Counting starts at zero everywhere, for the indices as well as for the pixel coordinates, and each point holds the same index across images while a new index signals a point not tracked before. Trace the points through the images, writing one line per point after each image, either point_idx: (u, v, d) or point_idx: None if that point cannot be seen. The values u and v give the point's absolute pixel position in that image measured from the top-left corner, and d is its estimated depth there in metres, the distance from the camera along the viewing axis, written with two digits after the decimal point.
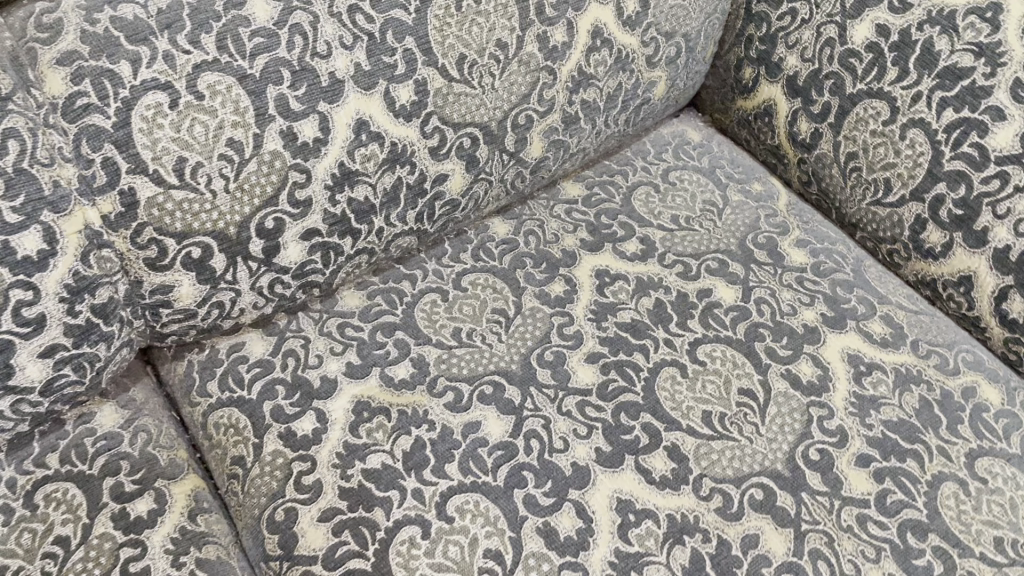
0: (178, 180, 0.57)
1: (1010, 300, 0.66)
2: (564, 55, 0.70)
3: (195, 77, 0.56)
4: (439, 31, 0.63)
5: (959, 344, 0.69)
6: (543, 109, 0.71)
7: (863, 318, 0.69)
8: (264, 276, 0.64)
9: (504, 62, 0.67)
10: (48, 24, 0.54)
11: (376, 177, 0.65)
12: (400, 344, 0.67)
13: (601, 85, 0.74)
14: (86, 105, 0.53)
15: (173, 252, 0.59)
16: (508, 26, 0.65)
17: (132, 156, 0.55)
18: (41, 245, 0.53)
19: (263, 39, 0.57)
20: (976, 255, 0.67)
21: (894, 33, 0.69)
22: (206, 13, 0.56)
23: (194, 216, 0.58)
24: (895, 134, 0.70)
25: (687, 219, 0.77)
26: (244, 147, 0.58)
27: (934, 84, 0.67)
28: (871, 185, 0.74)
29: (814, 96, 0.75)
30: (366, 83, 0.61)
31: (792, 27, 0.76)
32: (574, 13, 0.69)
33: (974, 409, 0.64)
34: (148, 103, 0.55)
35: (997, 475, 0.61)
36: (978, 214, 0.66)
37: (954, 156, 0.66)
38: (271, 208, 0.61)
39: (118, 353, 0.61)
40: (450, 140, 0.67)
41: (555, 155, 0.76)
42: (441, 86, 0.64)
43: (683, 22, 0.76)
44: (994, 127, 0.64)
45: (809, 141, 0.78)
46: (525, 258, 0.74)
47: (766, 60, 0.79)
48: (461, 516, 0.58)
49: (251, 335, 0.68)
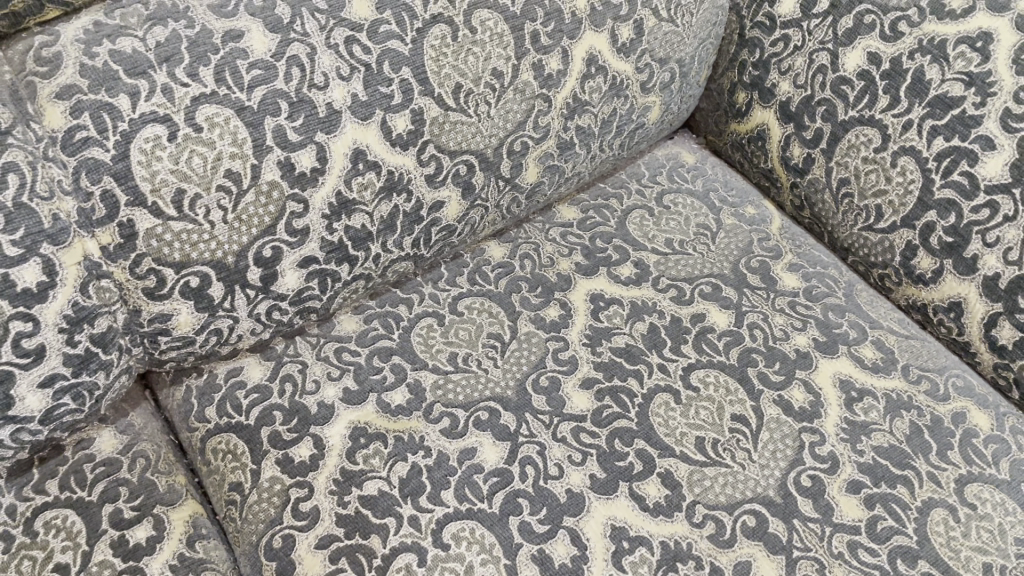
0: (177, 212, 0.57)
1: (999, 327, 0.67)
2: (559, 83, 0.70)
3: (193, 110, 0.56)
4: (435, 61, 0.63)
5: (950, 369, 0.70)
6: (539, 135, 0.72)
7: (854, 343, 0.70)
8: (262, 303, 0.65)
9: (500, 91, 0.67)
10: (48, 58, 0.55)
11: (373, 205, 0.65)
12: (396, 369, 0.68)
13: (596, 111, 0.75)
14: (86, 138, 0.54)
15: (172, 281, 0.59)
16: (503, 55, 0.66)
17: (131, 188, 0.55)
18: (41, 277, 0.53)
19: (260, 71, 0.58)
20: (966, 282, 0.68)
21: (885, 61, 0.70)
22: (204, 46, 0.57)
23: (193, 246, 0.59)
24: (886, 161, 0.71)
25: (681, 243, 0.77)
26: (242, 178, 0.58)
27: (924, 112, 0.68)
28: (863, 210, 0.74)
29: (806, 121, 0.76)
30: (364, 113, 0.62)
31: (785, 53, 0.76)
32: (570, 42, 0.69)
33: (964, 435, 0.65)
34: (147, 136, 0.55)
35: (986, 501, 0.61)
36: (968, 241, 0.67)
37: (944, 184, 0.67)
38: (270, 237, 0.61)
39: (117, 381, 0.62)
40: (446, 168, 0.68)
41: (550, 180, 0.77)
42: (437, 115, 0.65)
43: (677, 48, 0.77)
44: (983, 156, 0.65)
45: (802, 165, 0.78)
46: (521, 281, 0.74)
47: (760, 86, 0.79)
48: (457, 543, 0.58)
49: (249, 360, 0.68)
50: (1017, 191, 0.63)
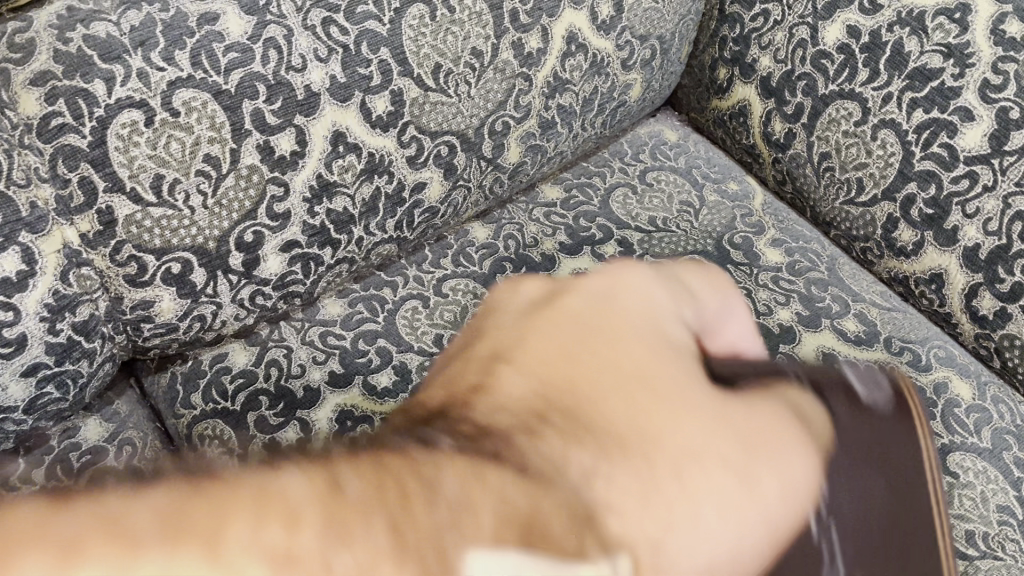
0: (156, 198, 0.57)
1: (980, 297, 0.68)
2: (539, 61, 0.70)
3: (170, 94, 0.55)
4: (414, 41, 0.63)
5: (931, 339, 0.71)
6: (520, 114, 0.72)
7: (837, 316, 0.71)
8: (245, 288, 0.64)
9: (479, 70, 0.67)
10: (21, 43, 0.53)
11: (354, 187, 0.65)
12: (382, 352, 0.68)
13: (577, 89, 0.75)
14: (62, 125, 0.53)
15: (153, 268, 0.59)
16: (482, 34, 0.66)
17: (109, 175, 0.55)
18: (20, 265, 0.52)
19: (237, 54, 0.57)
20: (947, 253, 0.69)
21: (865, 34, 0.69)
22: (180, 30, 0.56)
23: (173, 232, 0.58)
24: (867, 134, 0.71)
25: (664, 220, 0.78)
26: (221, 163, 0.58)
27: (904, 85, 0.68)
28: (844, 184, 0.75)
29: (787, 96, 0.76)
30: (343, 95, 0.61)
31: (765, 28, 0.76)
32: (549, 19, 0.69)
33: (946, 404, 0.66)
34: (124, 121, 0.54)
35: (968, 469, 0.62)
36: (948, 212, 0.68)
37: (925, 156, 0.68)
38: (251, 221, 0.61)
39: (101, 369, 0.61)
40: (427, 149, 0.67)
41: (533, 160, 0.76)
42: (418, 96, 0.64)
43: (658, 24, 0.77)
44: (963, 127, 0.65)
45: (783, 140, 0.79)
46: (505, 262, 0.74)
47: (741, 61, 0.79)
48: None
49: (233, 345, 0.68)
50: (996, 161, 0.64)
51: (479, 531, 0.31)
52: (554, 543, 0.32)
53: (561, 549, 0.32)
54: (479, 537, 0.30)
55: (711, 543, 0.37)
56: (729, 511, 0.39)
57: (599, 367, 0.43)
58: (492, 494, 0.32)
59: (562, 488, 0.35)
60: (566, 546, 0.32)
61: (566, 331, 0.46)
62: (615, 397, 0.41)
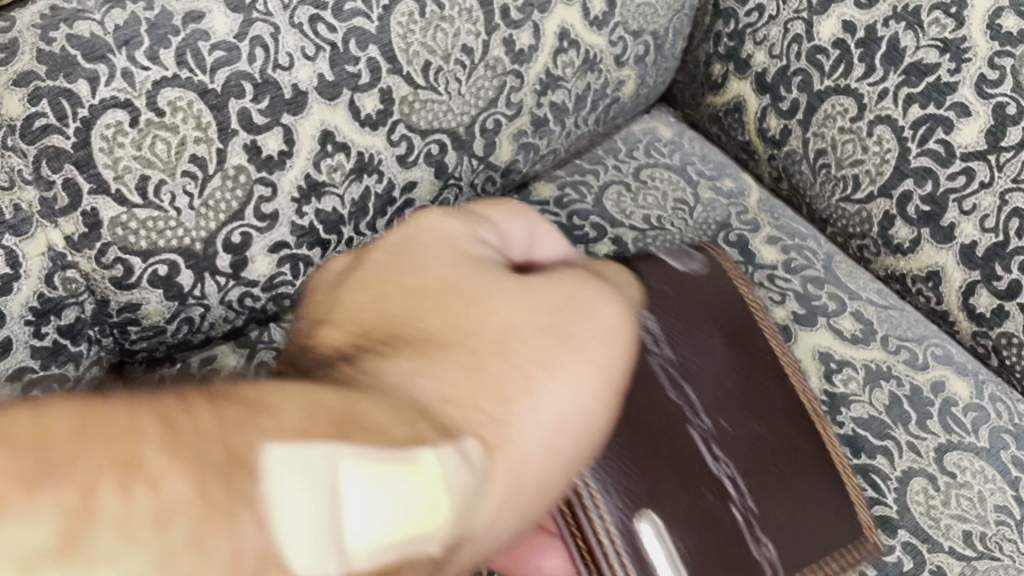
0: (141, 199, 0.56)
1: (977, 295, 0.68)
2: (530, 58, 0.69)
3: (155, 94, 0.54)
4: (403, 38, 0.62)
5: (929, 338, 0.70)
6: (512, 111, 0.71)
7: (833, 315, 0.70)
8: (233, 290, 0.63)
9: (470, 67, 0.66)
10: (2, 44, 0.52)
11: (343, 187, 0.64)
12: None
13: (570, 86, 0.74)
14: (45, 126, 0.52)
15: (140, 270, 0.58)
16: (473, 31, 0.65)
17: (93, 176, 0.54)
18: (4, 269, 0.52)
19: (224, 53, 0.56)
20: (944, 251, 0.68)
21: (860, 29, 0.69)
22: (164, 28, 0.55)
23: (159, 233, 0.57)
24: (863, 130, 0.70)
25: (658, 219, 0.77)
26: (207, 163, 0.57)
27: (900, 80, 0.67)
28: (840, 180, 0.74)
29: (782, 92, 0.75)
30: (331, 93, 0.60)
31: (759, 23, 0.75)
32: (540, 15, 0.68)
33: (944, 403, 0.65)
34: (108, 121, 0.53)
35: (965, 469, 0.62)
36: (945, 210, 0.67)
37: (921, 153, 0.67)
38: (238, 222, 0.60)
39: (89, 374, 0.59)
40: (418, 147, 0.67)
41: (526, 158, 0.76)
42: (407, 94, 0.64)
43: (651, 19, 0.76)
44: (959, 124, 0.65)
45: (778, 137, 0.77)
46: None
47: (735, 57, 0.78)
48: None
49: (222, 347, 0.68)
50: (993, 157, 0.64)
51: (280, 427, 0.26)
52: (377, 432, 0.30)
53: (387, 439, 0.30)
54: (279, 432, 0.26)
55: (557, 406, 0.37)
56: (564, 377, 0.38)
57: (402, 297, 0.39)
58: (312, 410, 0.28)
59: (387, 396, 0.32)
60: (398, 436, 0.30)
61: (359, 291, 0.40)
62: (440, 317, 0.38)
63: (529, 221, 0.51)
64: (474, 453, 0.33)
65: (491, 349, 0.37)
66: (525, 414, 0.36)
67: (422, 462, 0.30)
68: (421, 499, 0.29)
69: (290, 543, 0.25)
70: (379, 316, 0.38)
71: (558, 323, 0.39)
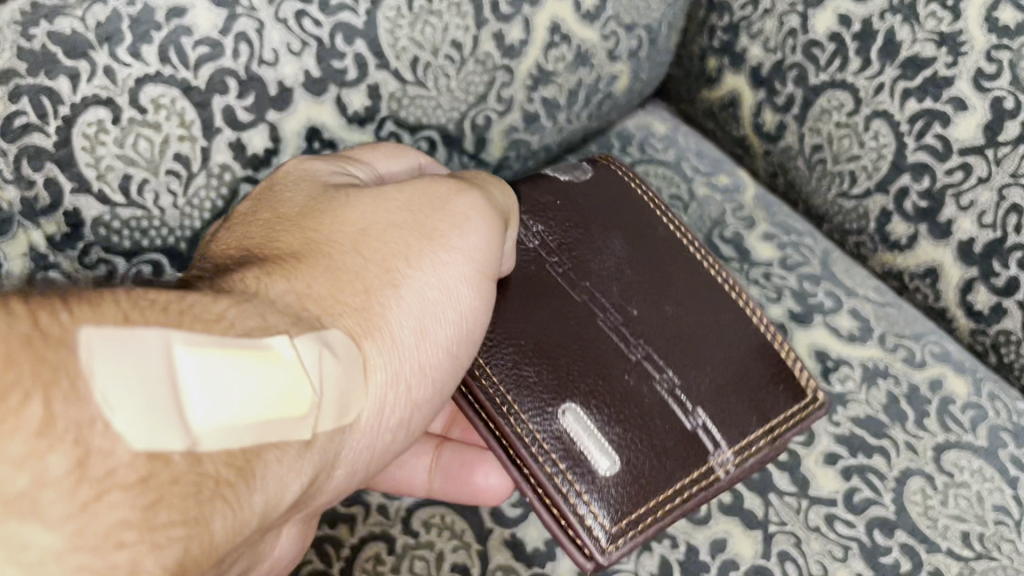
0: (124, 199, 0.55)
1: (975, 292, 0.67)
2: (520, 53, 0.68)
3: (137, 92, 0.53)
4: (391, 33, 0.61)
5: (927, 335, 0.69)
6: (502, 107, 0.70)
7: (830, 313, 0.69)
8: None
9: (460, 62, 0.65)
10: None
11: None
12: None
13: (561, 81, 0.72)
14: (26, 124, 0.50)
15: (123, 271, 0.56)
16: (462, 25, 0.64)
17: (76, 174, 0.53)
18: None
19: (207, 49, 0.55)
20: (941, 247, 0.68)
21: (857, 22, 0.68)
22: (146, 24, 0.52)
23: (143, 233, 0.56)
24: (859, 125, 0.69)
25: None
26: (191, 161, 0.56)
27: (897, 74, 0.66)
28: (837, 176, 0.73)
29: (778, 86, 0.74)
30: (318, 89, 0.59)
31: (755, 16, 0.74)
32: (531, 9, 0.67)
33: (941, 402, 0.64)
34: (90, 119, 0.52)
35: (963, 468, 0.61)
36: (942, 206, 0.66)
37: (918, 148, 0.66)
38: (224, 222, 0.59)
39: None
40: (407, 144, 0.66)
41: (517, 154, 0.74)
42: (395, 90, 0.63)
43: (645, 13, 0.74)
44: (956, 118, 0.64)
45: (774, 132, 0.76)
46: None
47: (730, 51, 0.77)
48: (428, 530, 0.57)
49: None
50: (990, 152, 0.63)
51: (100, 319, 0.29)
52: (215, 326, 0.33)
53: (231, 328, 0.34)
54: (99, 319, 0.29)
55: (430, 294, 0.45)
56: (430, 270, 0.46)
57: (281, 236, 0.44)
58: (138, 302, 0.31)
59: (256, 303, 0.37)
60: (246, 330, 0.34)
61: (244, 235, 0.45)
62: (305, 245, 0.44)
63: (410, 160, 0.58)
64: (336, 342, 0.39)
65: (358, 253, 0.44)
66: (395, 302, 0.44)
67: (273, 351, 0.34)
68: (278, 386, 0.34)
69: (114, 410, 0.28)
70: (260, 245, 0.44)
71: (416, 226, 0.47)
